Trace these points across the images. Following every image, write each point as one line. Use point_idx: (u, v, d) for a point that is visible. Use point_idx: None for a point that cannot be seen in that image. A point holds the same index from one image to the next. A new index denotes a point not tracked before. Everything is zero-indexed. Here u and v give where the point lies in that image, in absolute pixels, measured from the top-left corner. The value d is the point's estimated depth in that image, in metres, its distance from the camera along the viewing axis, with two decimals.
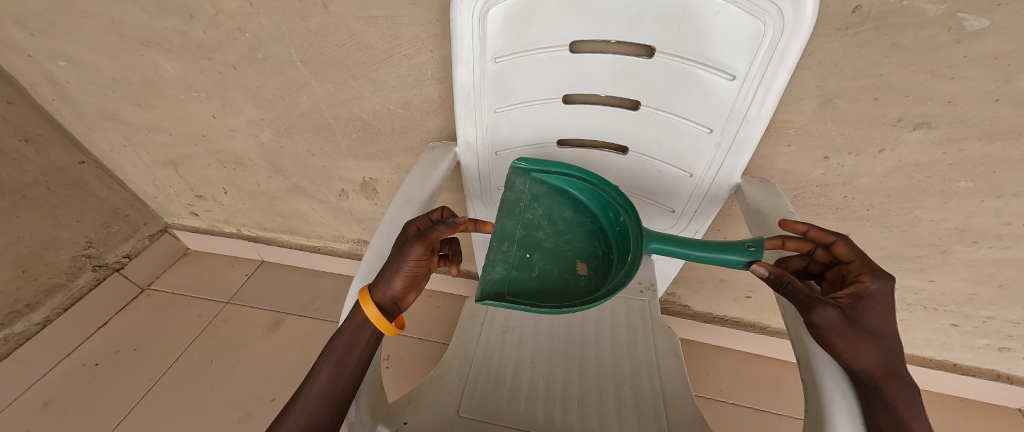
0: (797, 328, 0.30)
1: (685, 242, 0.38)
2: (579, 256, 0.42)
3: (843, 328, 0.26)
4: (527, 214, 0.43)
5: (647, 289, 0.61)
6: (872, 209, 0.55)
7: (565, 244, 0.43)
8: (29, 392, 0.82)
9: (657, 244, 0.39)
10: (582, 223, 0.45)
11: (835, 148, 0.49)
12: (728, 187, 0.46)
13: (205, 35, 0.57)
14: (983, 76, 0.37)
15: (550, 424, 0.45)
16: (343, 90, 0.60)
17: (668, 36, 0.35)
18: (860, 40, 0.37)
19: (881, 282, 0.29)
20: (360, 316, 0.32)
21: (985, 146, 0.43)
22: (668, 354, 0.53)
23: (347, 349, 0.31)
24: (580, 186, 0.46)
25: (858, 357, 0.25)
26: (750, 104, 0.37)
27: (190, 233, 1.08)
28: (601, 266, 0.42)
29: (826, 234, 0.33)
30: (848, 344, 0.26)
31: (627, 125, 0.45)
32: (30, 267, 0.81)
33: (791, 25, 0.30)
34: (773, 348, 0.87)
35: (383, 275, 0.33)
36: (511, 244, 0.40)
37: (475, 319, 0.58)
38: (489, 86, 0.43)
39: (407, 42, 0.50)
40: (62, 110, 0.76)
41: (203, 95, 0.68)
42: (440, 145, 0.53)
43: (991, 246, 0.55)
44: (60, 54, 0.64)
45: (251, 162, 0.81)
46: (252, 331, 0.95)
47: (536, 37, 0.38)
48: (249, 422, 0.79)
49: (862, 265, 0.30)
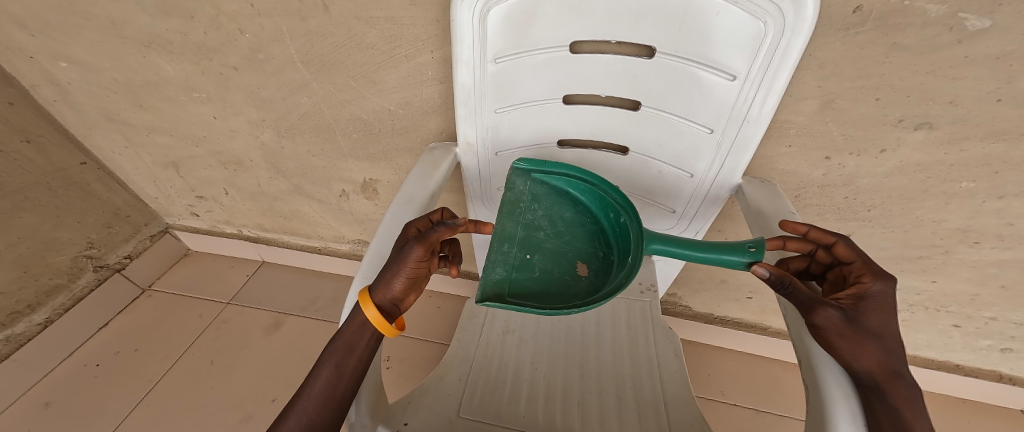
0: (798, 329, 0.30)
1: (685, 243, 0.37)
2: (579, 257, 0.42)
3: (845, 329, 0.26)
4: (527, 215, 0.43)
5: (647, 290, 0.61)
6: (873, 210, 0.55)
7: (566, 245, 0.43)
8: (29, 393, 0.82)
9: (658, 245, 0.38)
10: (582, 224, 0.45)
11: (836, 149, 0.49)
12: (729, 187, 0.46)
13: (206, 36, 0.57)
14: (985, 76, 0.37)
15: (550, 425, 0.45)
16: (343, 91, 0.60)
17: (669, 36, 0.35)
18: (861, 41, 0.37)
19: (883, 282, 0.28)
20: (360, 318, 0.32)
21: (986, 146, 0.43)
22: (668, 355, 0.53)
23: (347, 351, 0.31)
24: (580, 187, 0.46)
25: (859, 358, 0.25)
26: (750, 104, 0.37)
27: (191, 233, 1.08)
28: (601, 267, 0.42)
29: (826, 235, 0.33)
30: (849, 345, 0.26)
31: (627, 126, 0.44)
32: (30, 268, 0.81)
33: (792, 26, 0.30)
34: (774, 349, 0.87)
35: (383, 277, 0.33)
36: (512, 245, 0.40)
37: (475, 319, 0.58)
38: (489, 87, 0.43)
39: (407, 42, 0.50)
40: (63, 111, 0.77)
41: (204, 95, 0.68)
42: (440, 146, 0.53)
43: (994, 246, 0.54)
44: (61, 55, 0.65)
45: (251, 163, 0.81)
46: (252, 331, 0.95)
47: (536, 37, 0.38)
48: (250, 423, 0.79)
49: (863, 266, 0.30)
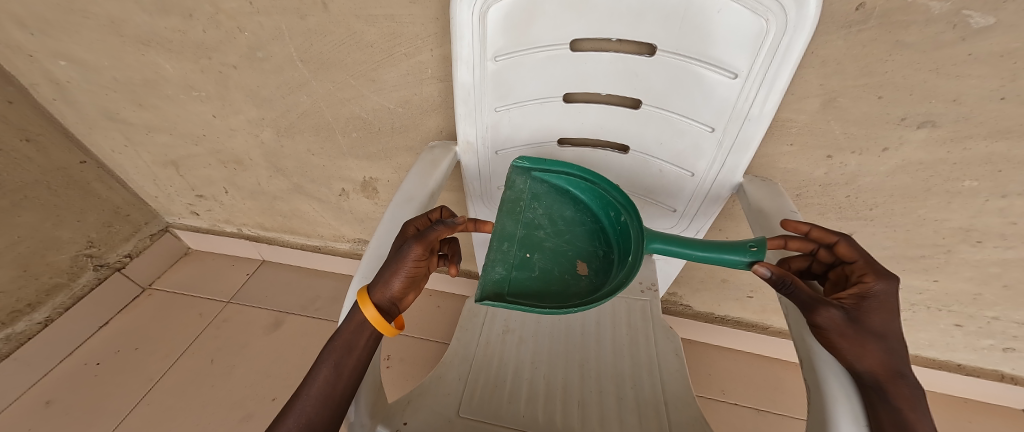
0: (799, 328, 0.30)
1: (686, 242, 0.37)
2: (580, 256, 0.42)
3: (847, 329, 0.26)
4: (527, 213, 0.43)
5: (648, 289, 0.61)
6: (876, 209, 0.55)
7: (566, 244, 0.43)
8: (29, 392, 0.82)
9: (658, 244, 0.38)
10: (583, 223, 0.45)
11: (838, 148, 0.48)
12: (730, 186, 0.46)
13: (205, 35, 0.57)
14: (989, 74, 0.37)
15: (550, 425, 0.45)
16: (342, 89, 0.60)
17: (670, 34, 0.35)
18: (864, 38, 0.37)
19: (885, 282, 0.28)
20: (360, 317, 0.32)
21: (990, 145, 0.43)
22: (669, 355, 0.53)
23: (346, 350, 0.31)
24: (580, 186, 0.46)
25: (861, 358, 0.25)
26: (752, 103, 0.37)
27: (191, 232, 1.08)
28: (601, 266, 0.42)
29: (829, 234, 0.33)
30: (851, 345, 0.25)
31: (628, 125, 0.44)
32: (30, 267, 0.81)
33: (794, 23, 0.30)
34: (775, 349, 0.86)
35: (382, 276, 0.33)
36: (511, 244, 0.40)
37: (476, 319, 0.58)
38: (489, 86, 0.42)
39: (407, 41, 0.50)
40: (62, 110, 0.76)
41: (203, 94, 0.68)
42: (440, 145, 0.53)
43: (996, 246, 0.54)
44: (60, 54, 0.64)
45: (251, 162, 0.81)
46: (252, 330, 0.95)
47: (536, 35, 0.38)
48: (250, 422, 0.79)
49: (865, 266, 0.30)
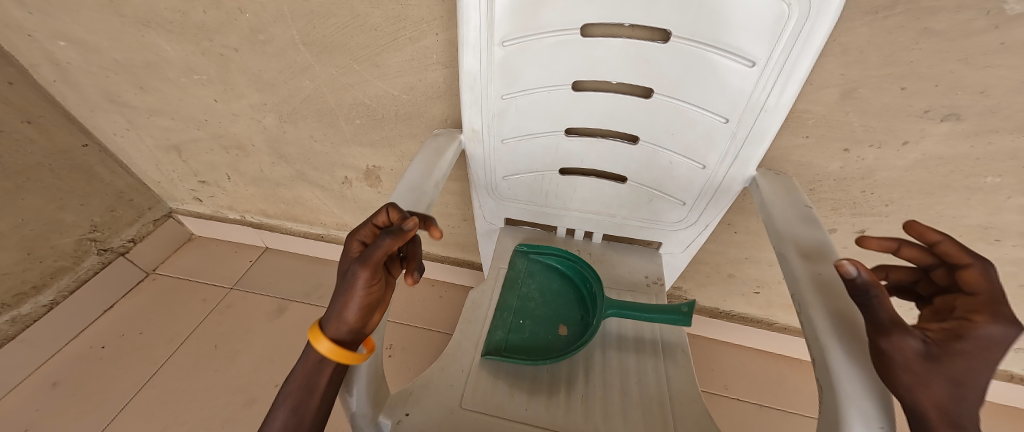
0: (820, 328, 0.26)
1: (636, 306, 0.52)
2: (562, 321, 0.55)
3: (915, 364, 0.21)
4: (523, 288, 0.58)
5: (654, 283, 0.60)
6: (891, 205, 0.53)
7: (552, 311, 0.56)
8: (37, 371, 0.83)
9: (616, 309, 0.52)
10: (567, 293, 0.59)
11: (855, 140, 0.47)
12: (743, 180, 0.44)
13: (206, 15, 0.56)
14: (1019, 65, 0.35)
15: (553, 418, 0.44)
16: (346, 74, 0.58)
17: (685, 19, 0.33)
18: (890, 25, 0.35)
19: (1006, 328, 0.21)
20: (314, 355, 0.30)
21: (1014, 139, 0.41)
22: (674, 350, 0.52)
23: (304, 393, 0.29)
24: (567, 262, 0.61)
25: (914, 395, 0.21)
26: (768, 94, 0.35)
27: (195, 218, 1.08)
28: (578, 330, 0.54)
29: (963, 253, 0.25)
30: (912, 381, 0.21)
31: (639, 113, 0.43)
32: (35, 249, 0.82)
33: (816, 9, 0.29)
34: (780, 346, 0.86)
35: (334, 308, 0.30)
36: (509, 313, 0.55)
37: (479, 311, 0.56)
38: (496, 72, 0.41)
39: (412, 24, 0.48)
40: (64, 92, 0.76)
41: (205, 78, 0.67)
42: (444, 132, 0.52)
43: (1014, 244, 0.53)
44: (60, 34, 0.64)
45: (253, 147, 0.80)
46: (256, 317, 0.95)
47: (546, 20, 0.36)
48: (253, 407, 0.80)
49: (987, 301, 0.23)
